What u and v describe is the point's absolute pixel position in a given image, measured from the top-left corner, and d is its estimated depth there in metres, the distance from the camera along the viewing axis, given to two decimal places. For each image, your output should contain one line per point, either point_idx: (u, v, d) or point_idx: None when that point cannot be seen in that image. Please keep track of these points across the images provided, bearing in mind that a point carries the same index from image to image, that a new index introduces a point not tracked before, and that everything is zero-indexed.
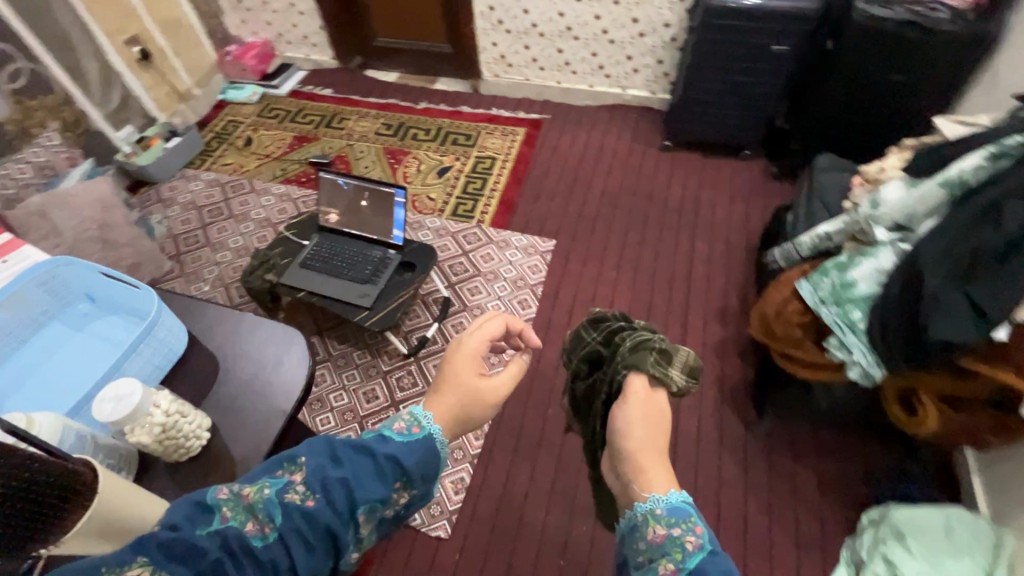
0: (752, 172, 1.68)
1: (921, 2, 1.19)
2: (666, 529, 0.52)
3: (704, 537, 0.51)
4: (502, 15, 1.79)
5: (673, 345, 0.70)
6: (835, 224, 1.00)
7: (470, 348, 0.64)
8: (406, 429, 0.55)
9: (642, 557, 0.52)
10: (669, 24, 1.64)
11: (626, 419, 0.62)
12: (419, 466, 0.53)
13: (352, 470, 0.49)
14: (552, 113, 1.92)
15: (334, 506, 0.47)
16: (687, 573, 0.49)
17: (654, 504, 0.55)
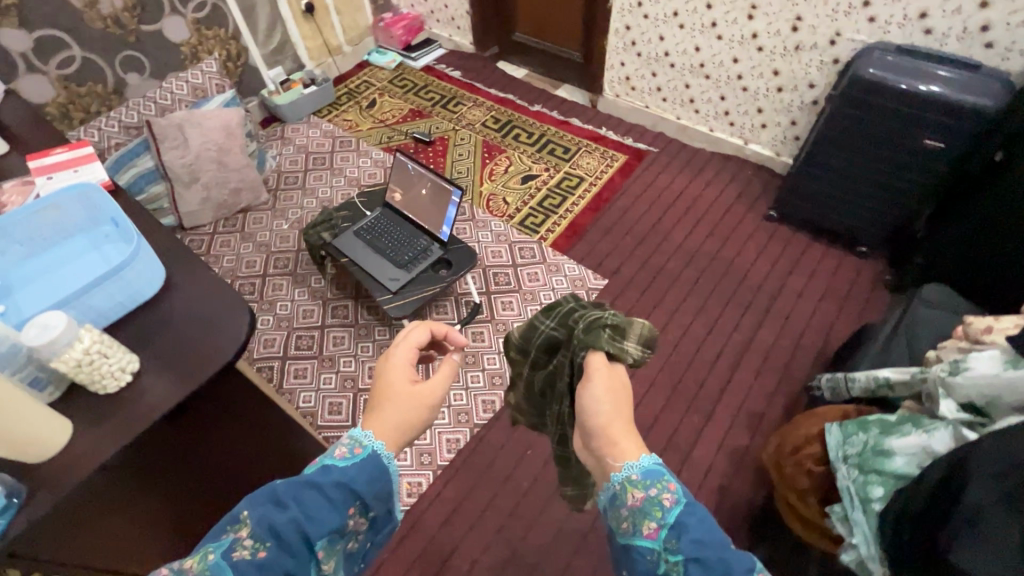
0: (861, 274, 1.45)
1: None
2: (644, 492, 0.55)
3: (679, 493, 0.55)
4: (637, 37, 1.71)
5: (622, 319, 0.73)
6: (900, 372, 0.83)
7: (399, 358, 0.69)
8: (349, 453, 0.59)
9: (627, 523, 0.56)
10: (814, 85, 1.47)
11: (593, 398, 0.64)
12: (371, 493, 0.58)
13: (298, 510, 0.53)
14: (660, 148, 1.82)
15: (291, 545, 0.52)
16: (669, 529, 0.53)
17: (629, 471, 0.57)
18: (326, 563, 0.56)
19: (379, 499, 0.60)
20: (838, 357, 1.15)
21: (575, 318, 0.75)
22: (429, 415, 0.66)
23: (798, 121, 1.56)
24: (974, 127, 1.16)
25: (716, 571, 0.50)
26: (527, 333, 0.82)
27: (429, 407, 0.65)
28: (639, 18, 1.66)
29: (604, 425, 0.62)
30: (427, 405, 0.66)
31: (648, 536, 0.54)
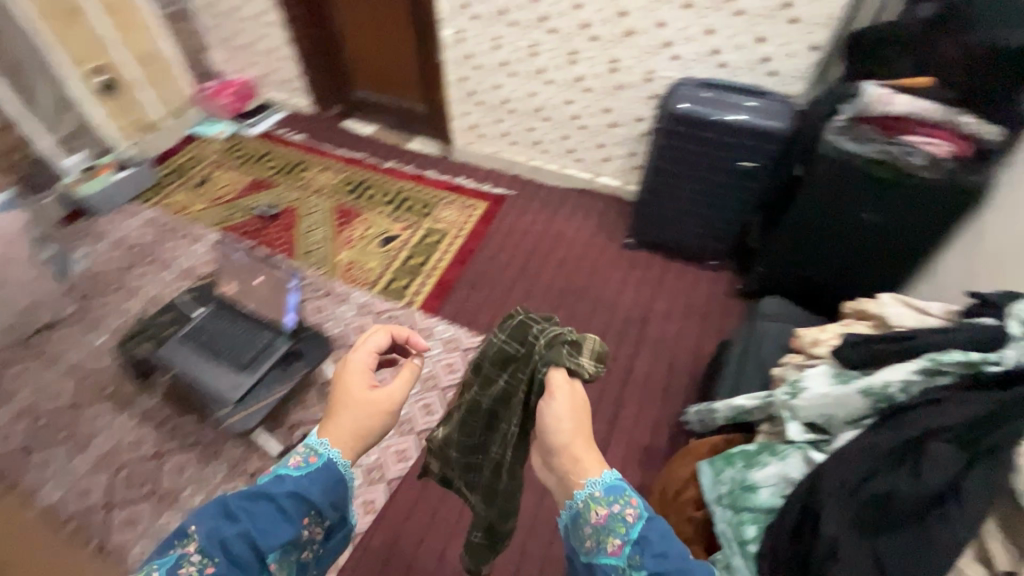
0: (715, 287, 1.53)
1: (897, 143, 1.07)
2: (607, 509, 0.52)
3: (642, 508, 0.51)
4: (475, 87, 1.72)
5: (581, 334, 0.66)
6: (751, 398, 0.85)
7: (359, 360, 0.63)
8: (304, 462, 0.56)
9: (590, 542, 0.52)
10: (641, 118, 1.56)
11: (555, 415, 0.59)
12: (327, 497, 0.56)
13: (249, 523, 0.51)
14: (518, 191, 1.83)
15: (241, 559, 0.50)
16: (633, 548, 0.49)
17: (591, 489, 0.53)
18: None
19: (340, 505, 0.57)
20: (707, 378, 1.18)
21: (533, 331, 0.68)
22: (388, 420, 0.62)
23: (635, 152, 1.65)
24: (776, 147, 1.28)
25: None
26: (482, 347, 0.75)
27: (388, 414, 0.61)
28: (472, 69, 1.67)
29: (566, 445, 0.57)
30: (387, 411, 0.61)
31: (611, 554, 0.50)
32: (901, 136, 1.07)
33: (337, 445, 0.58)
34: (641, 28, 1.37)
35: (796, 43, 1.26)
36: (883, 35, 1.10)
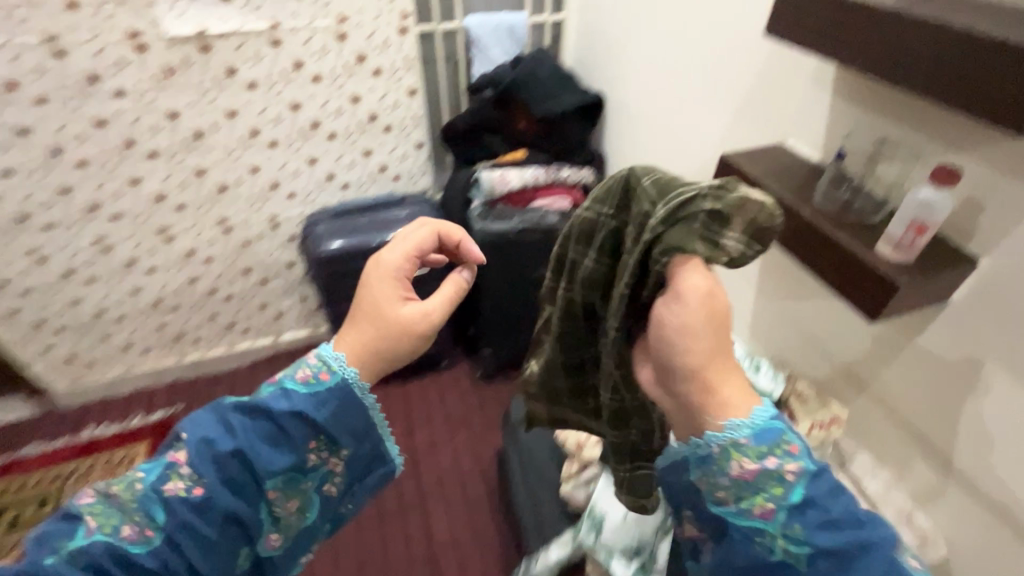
0: (461, 383, 1.45)
1: (532, 210, 1.14)
2: (757, 463, 0.36)
3: (806, 461, 0.36)
4: (37, 316, 1.19)
5: (728, 197, 0.42)
6: (563, 543, 0.80)
7: (394, 267, 0.49)
8: (312, 381, 0.44)
9: (725, 497, 0.38)
10: (293, 263, 1.33)
11: (679, 329, 0.37)
12: (338, 418, 0.44)
13: (246, 438, 0.42)
14: (187, 400, 1.37)
15: (233, 480, 0.41)
16: (791, 513, 0.36)
17: (735, 434, 0.37)
18: (280, 513, 0.44)
19: (357, 432, 0.45)
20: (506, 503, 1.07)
21: (638, 187, 0.48)
22: (416, 344, 0.48)
23: (308, 295, 1.41)
24: None
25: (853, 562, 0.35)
26: (564, 225, 0.56)
27: (422, 336, 0.47)
28: (19, 297, 1.15)
29: (701, 366, 0.37)
30: (413, 333, 0.47)
31: (757, 518, 0.36)
32: (531, 203, 1.16)
33: (355, 364, 0.45)
34: (232, 179, 1.15)
35: (402, 146, 1.24)
36: (470, 123, 1.15)
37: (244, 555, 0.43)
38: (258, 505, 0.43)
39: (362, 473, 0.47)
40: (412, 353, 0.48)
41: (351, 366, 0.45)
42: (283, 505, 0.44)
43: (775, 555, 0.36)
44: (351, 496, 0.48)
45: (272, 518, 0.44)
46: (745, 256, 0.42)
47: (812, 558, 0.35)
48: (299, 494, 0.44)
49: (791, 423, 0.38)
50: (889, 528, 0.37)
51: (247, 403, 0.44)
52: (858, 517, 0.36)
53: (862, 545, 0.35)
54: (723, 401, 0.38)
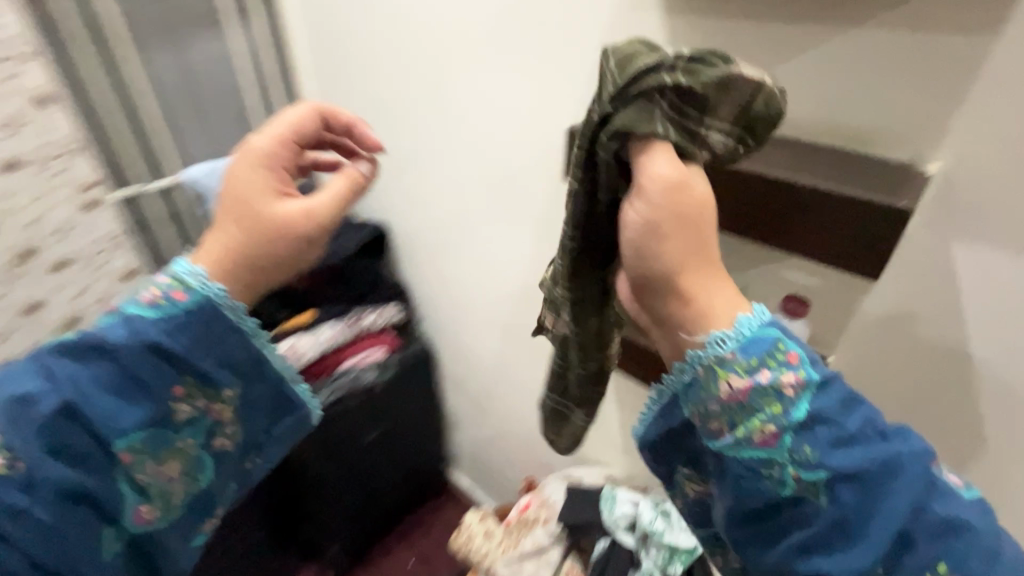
0: None
1: (341, 372, 0.96)
2: (747, 378, 0.28)
3: (808, 371, 0.28)
4: None
5: (703, 76, 0.33)
6: None
7: (263, 152, 0.38)
8: (163, 305, 0.34)
9: (718, 427, 0.29)
10: None
11: (646, 220, 0.30)
12: (208, 350, 0.35)
13: (78, 385, 0.33)
14: None
15: (68, 450, 0.32)
16: (797, 436, 0.27)
17: (714, 351, 0.29)
18: (152, 481, 0.35)
19: (239, 368, 0.37)
20: None
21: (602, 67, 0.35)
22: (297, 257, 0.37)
23: None
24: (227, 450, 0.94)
25: (882, 496, 0.27)
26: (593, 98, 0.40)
27: (301, 242, 0.37)
28: None
29: (679, 269, 0.30)
30: (291, 237, 0.36)
31: (758, 446, 0.28)
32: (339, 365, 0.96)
33: (220, 278, 0.35)
34: None
35: None
36: None
37: (112, 532, 0.35)
38: (115, 476, 0.34)
39: (262, 417, 0.39)
40: (295, 269, 0.38)
41: (213, 284, 0.35)
42: (150, 471, 0.35)
43: (788, 490, 0.28)
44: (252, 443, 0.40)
45: (139, 488, 0.35)
46: (738, 146, 0.35)
47: (829, 487, 0.27)
48: (176, 453, 0.36)
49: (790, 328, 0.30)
50: (915, 437, 0.29)
51: (76, 343, 0.34)
52: (876, 427, 0.28)
53: (882, 462, 0.27)
54: (706, 317, 0.30)
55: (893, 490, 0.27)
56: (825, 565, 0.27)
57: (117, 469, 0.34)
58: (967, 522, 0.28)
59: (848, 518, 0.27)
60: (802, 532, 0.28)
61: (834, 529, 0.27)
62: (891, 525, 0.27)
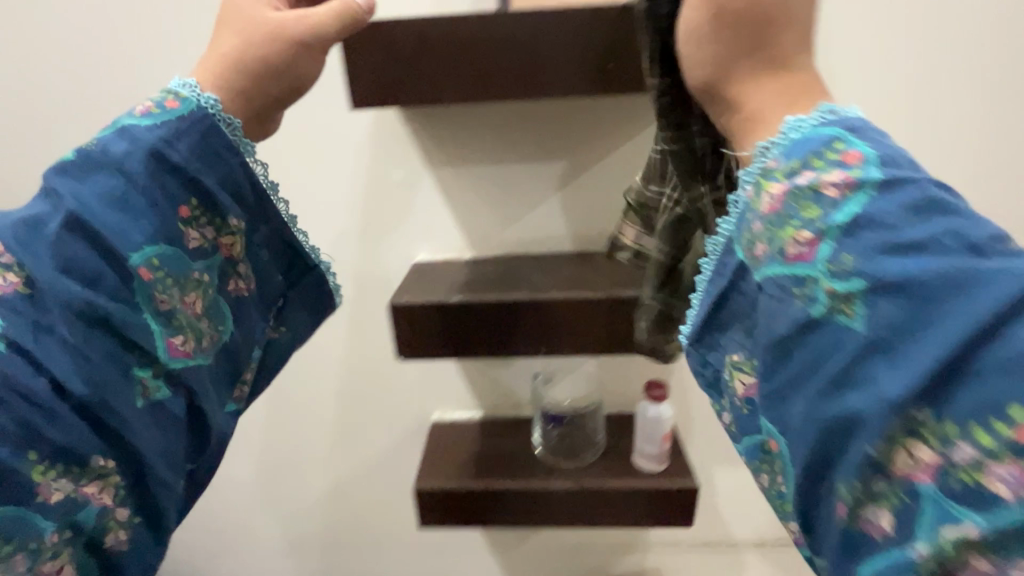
0: None
1: None
2: (793, 180, 0.28)
3: (870, 171, 0.27)
4: None
5: None
6: None
7: None
8: (156, 112, 0.37)
9: (760, 246, 0.30)
10: None
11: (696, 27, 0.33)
12: (209, 162, 0.37)
13: (89, 192, 0.35)
14: None
15: (79, 266, 0.34)
16: (835, 237, 0.27)
17: (766, 161, 0.30)
18: (178, 316, 0.37)
19: (239, 193, 0.39)
20: None
21: None
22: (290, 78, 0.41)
23: None
24: None
25: (944, 318, 0.24)
26: None
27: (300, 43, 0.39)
28: None
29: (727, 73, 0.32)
30: (290, 42, 0.39)
31: (792, 262, 0.28)
32: None
33: (212, 92, 0.38)
34: None
35: None
36: None
37: (154, 379, 0.36)
38: (130, 304, 0.35)
39: (270, 256, 0.42)
40: (291, 94, 0.41)
41: (203, 96, 0.38)
42: (171, 297, 0.36)
43: (818, 308, 0.27)
44: (283, 304, 0.44)
45: (166, 320, 0.36)
46: None
47: (866, 301, 0.26)
48: (194, 284, 0.38)
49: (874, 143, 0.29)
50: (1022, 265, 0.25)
51: (75, 157, 0.36)
52: (960, 237, 0.26)
53: (949, 277, 0.25)
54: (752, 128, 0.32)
55: (961, 304, 0.24)
56: (848, 404, 0.26)
57: (136, 287, 0.35)
58: None
59: (885, 341, 0.25)
60: (828, 372, 0.26)
61: (866, 355, 0.26)
62: (944, 349, 0.24)
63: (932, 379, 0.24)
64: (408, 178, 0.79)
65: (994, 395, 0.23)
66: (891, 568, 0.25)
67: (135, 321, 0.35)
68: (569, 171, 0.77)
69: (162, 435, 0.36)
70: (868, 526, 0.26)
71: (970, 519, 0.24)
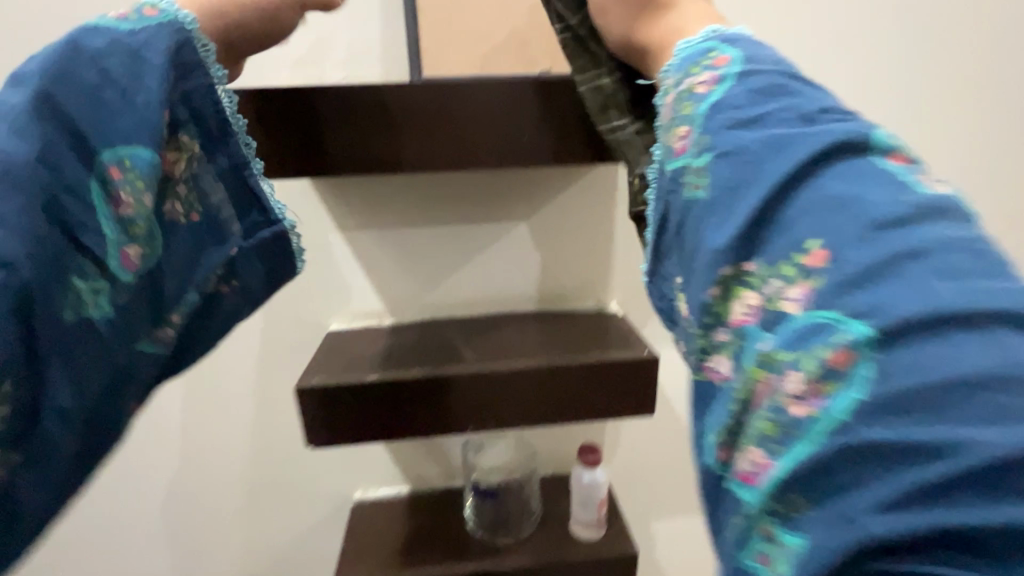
0: None
1: None
2: (676, 91, 0.52)
3: (726, 69, 0.49)
4: None
5: None
6: None
7: None
8: (135, 19, 0.49)
9: (667, 143, 0.53)
10: None
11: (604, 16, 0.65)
12: (179, 77, 0.50)
13: (69, 89, 0.44)
14: None
15: (52, 149, 0.42)
16: (697, 122, 0.49)
17: (669, 74, 0.54)
18: (135, 226, 0.46)
19: (203, 119, 0.52)
20: None
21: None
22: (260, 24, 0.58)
23: None
24: None
25: (753, 163, 0.43)
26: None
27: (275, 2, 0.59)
28: None
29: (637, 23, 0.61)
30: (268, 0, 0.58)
31: (678, 150, 0.50)
32: None
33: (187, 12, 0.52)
34: None
35: None
36: None
37: (100, 279, 0.44)
38: (90, 197, 0.43)
39: (232, 202, 0.54)
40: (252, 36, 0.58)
41: (180, 13, 0.51)
42: (133, 198, 0.45)
43: (688, 187, 0.48)
44: (238, 257, 0.54)
45: (123, 224, 0.45)
46: None
47: (710, 170, 0.46)
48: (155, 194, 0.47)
49: (738, 52, 0.50)
50: (825, 132, 0.42)
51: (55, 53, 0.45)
52: (790, 113, 0.44)
53: (764, 144, 0.44)
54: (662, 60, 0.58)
55: (765, 157, 0.43)
56: (706, 248, 0.45)
57: (101, 178, 0.44)
58: (869, 200, 0.38)
59: (720, 195, 0.45)
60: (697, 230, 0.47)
61: (710, 210, 0.45)
62: (755, 199, 0.42)
63: (750, 215, 0.42)
64: (329, 232, 0.99)
65: (797, 233, 0.40)
66: (725, 394, 0.43)
67: (94, 212, 0.43)
68: (495, 235, 1.03)
69: (91, 347, 0.43)
70: (715, 373, 0.45)
71: (768, 342, 0.40)
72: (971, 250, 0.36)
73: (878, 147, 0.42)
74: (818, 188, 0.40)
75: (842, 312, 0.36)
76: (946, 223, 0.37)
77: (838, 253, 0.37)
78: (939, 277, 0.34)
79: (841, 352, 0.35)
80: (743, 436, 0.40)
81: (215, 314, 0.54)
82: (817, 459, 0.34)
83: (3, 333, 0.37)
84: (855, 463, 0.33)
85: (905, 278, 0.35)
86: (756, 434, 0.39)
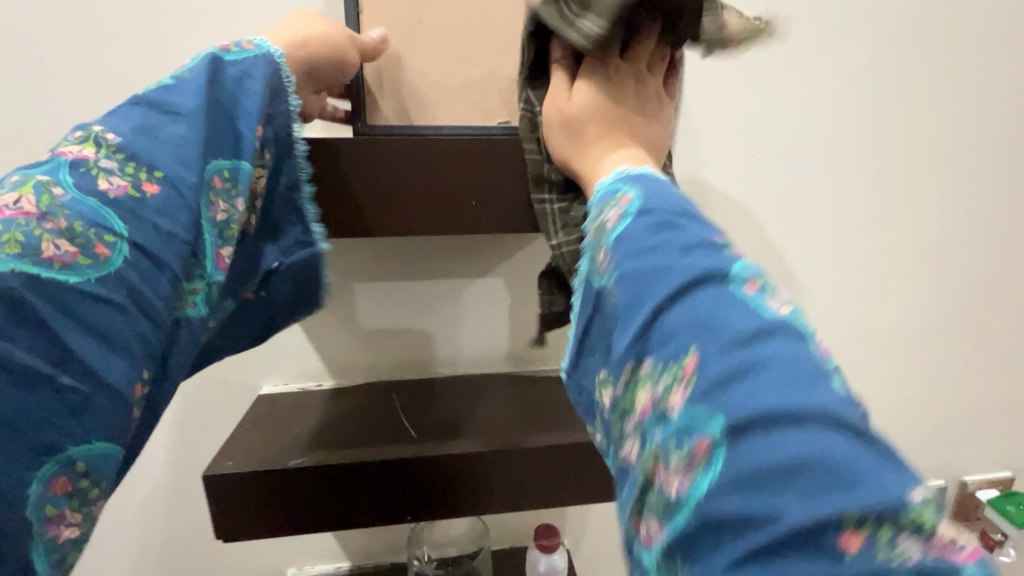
0: None
1: None
2: (596, 224, 0.46)
3: (628, 207, 0.44)
4: None
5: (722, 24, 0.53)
6: None
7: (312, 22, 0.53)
8: (237, 51, 0.47)
9: (592, 272, 0.46)
10: None
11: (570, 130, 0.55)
12: (272, 103, 0.47)
13: (191, 109, 0.42)
14: None
15: (184, 161, 0.40)
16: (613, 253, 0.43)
17: (591, 209, 0.48)
18: (230, 230, 0.43)
19: (280, 137, 0.49)
20: None
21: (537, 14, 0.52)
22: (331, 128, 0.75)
23: None
24: None
25: (650, 284, 0.39)
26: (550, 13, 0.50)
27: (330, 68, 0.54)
28: None
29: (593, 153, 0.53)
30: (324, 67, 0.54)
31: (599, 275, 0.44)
32: None
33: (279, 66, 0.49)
34: None
35: None
36: None
37: (198, 280, 0.42)
38: (198, 203, 0.41)
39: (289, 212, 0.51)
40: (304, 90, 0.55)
41: (272, 49, 0.48)
42: (228, 207, 0.43)
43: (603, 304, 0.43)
44: (277, 272, 0.51)
45: (219, 229, 0.43)
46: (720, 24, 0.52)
47: (617, 291, 0.41)
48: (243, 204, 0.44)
49: (647, 189, 0.45)
50: (710, 255, 0.39)
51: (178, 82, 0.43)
52: (682, 240, 0.40)
53: (659, 267, 0.39)
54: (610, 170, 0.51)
55: (660, 281, 0.38)
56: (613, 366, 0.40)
57: (209, 192, 0.42)
58: (735, 317, 0.35)
59: (624, 313, 0.40)
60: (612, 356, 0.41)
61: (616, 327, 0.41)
62: (645, 316, 0.38)
63: (640, 333, 0.38)
64: None
65: (676, 340, 0.36)
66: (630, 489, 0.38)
67: (200, 227, 0.41)
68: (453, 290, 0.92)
69: (187, 347, 0.42)
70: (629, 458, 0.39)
71: (658, 433, 0.36)
72: (810, 356, 0.34)
73: (738, 274, 0.38)
74: (694, 302, 0.36)
75: (703, 409, 0.33)
76: (791, 335, 0.35)
77: (704, 358, 0.34)
78: (777, 381, 0.32)
79: (702, 442, 0.32)
80: (640, 505, 0.37)
81: (246, 325, 0.51)
82: (690, 531, 0.32)
83: (131, 333, 0.36)
84: (722, 538, 0.30)
85: (752, 383, 0.32)
86: (652, 504, 0.36)
